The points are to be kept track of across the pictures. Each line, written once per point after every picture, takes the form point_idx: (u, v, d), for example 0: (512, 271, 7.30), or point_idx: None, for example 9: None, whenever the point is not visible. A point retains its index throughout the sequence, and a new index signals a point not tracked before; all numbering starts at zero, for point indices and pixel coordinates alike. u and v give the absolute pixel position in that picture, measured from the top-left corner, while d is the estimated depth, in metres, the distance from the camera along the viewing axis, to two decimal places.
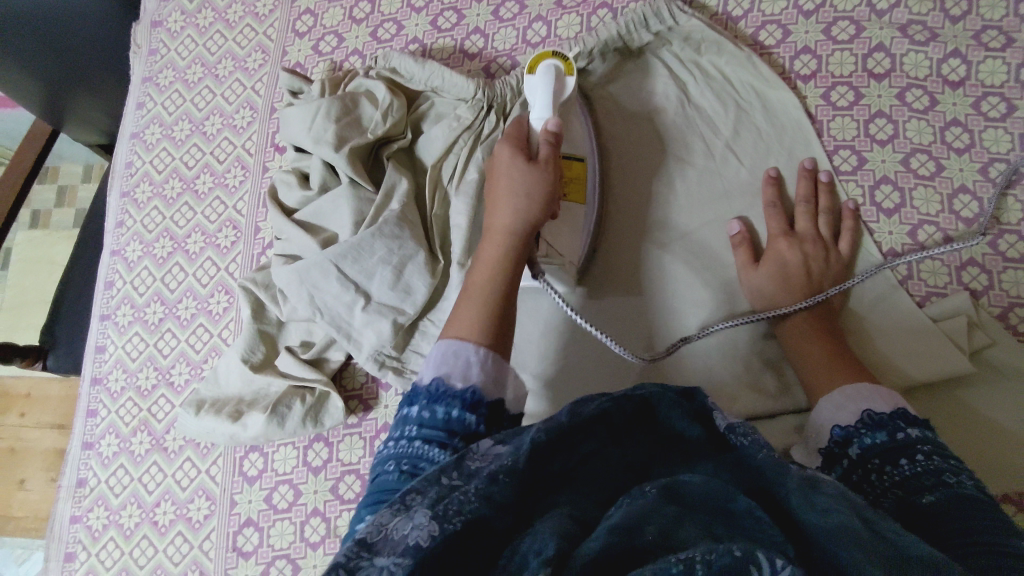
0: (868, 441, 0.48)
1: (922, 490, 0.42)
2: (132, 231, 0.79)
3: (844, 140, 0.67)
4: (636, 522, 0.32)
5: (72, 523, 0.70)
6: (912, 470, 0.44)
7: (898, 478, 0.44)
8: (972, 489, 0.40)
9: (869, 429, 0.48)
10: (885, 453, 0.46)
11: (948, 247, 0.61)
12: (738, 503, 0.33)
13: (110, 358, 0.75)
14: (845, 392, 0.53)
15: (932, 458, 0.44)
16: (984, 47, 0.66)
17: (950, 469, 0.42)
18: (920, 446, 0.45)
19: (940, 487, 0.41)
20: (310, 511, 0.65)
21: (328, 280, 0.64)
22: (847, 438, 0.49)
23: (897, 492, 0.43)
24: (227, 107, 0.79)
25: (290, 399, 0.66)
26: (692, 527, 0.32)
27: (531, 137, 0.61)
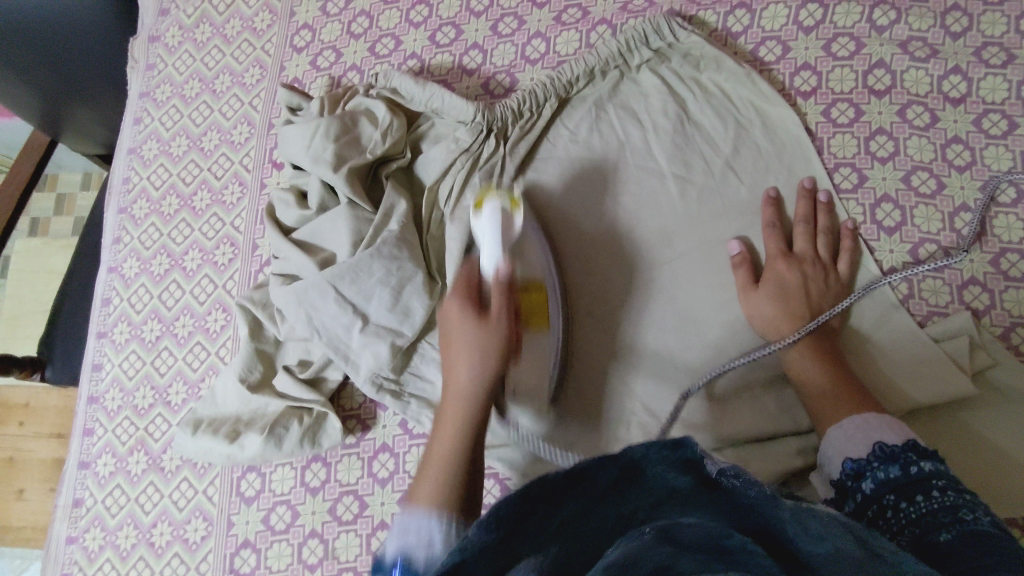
0: (882, 475, 0.47)
1: (940, 528, 0.42)
2: (130, 248, 0.78)
3: (845, 158, 0.66)
4: (634, 561, 0.31)
5: (68, 543, 0.70)
6: (928, 506, 0.44)
7: (913, 515, 0.44)
8: (989, 525, 0.41)
9: (882, 462, 0.48)
10: (899, 488, 0.46)
11: (944, 263, 0.61)
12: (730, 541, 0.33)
13: (107, 376, 0.74)
14: (849, 425, 0.53)
15: (948, 493, 0.44)
16: (985, 64, 0.66)
17: (966, 504, 0.43)
18: (935, 481, 0.45)
19: (956, 524, 0.41)
20: (309, 532, 0.65)
21: (326, 301, 0.63)
22: (859, 471, 0.49)
23: (914, 530, 0.43)
24: (224, 123, 0.79)
25: (288, 419, 0.66)
26: (687, 560, 0.31)
27: (484, 196, 0.59)
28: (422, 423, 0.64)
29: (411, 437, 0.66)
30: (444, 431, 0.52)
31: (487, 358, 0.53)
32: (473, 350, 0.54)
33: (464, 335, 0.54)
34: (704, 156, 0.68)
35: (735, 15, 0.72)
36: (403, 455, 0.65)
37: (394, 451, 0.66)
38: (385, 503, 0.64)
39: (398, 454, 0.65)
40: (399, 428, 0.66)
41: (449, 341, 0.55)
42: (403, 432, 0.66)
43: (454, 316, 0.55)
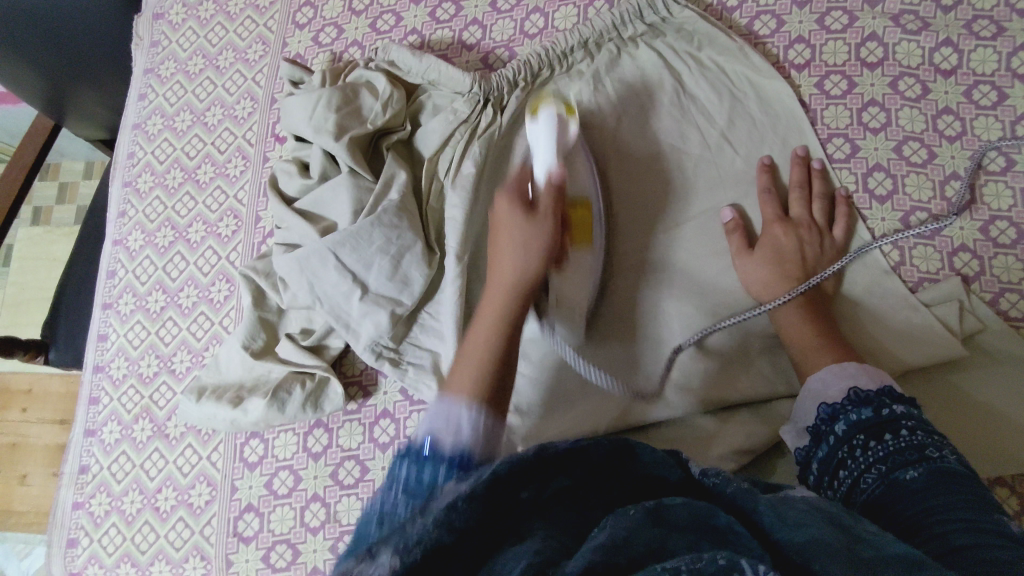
0: (853, 418, 0.48)
1: (906, 466, 0.43)
2: (134, 221, 0.79)
3: (838, 129, 0.68)
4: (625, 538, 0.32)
5: (75, 509, 0.71)
6: (895, 445, 0.45)
7: (881, 454, 0.45)
8: (954, 464, 0.42)
9: (854, 406, 0.49)
10: (868, 429, 0.47)
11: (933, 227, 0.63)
12: (719, 520, 0.35)
13: (112, 346, 0.75)
14: (834, 369, 0.54)
15: (916, 432, 0.45)
16: (976, 36, 0.67)
17: (933, 443, 0.44)
18: (904, 422, 0.46)
19: (923, 462, 0.43)
20: (311, 496, 0.66)
21: (327, 268, 0.65)
22: (834, 415, 0.50)
23: (880, 468, 0.44)
24: (228, 98, 0.80)
25: (290, 385, 0.67)
26: (676, 542, 0.33)
27: (539, 103, 0.63)
28: (420, 390, 0.66)
29: (411, 403, 0.67)
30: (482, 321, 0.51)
31: (531, 247, 0.55)
32: (515, 226, 0.56)
33: (512, 228, 0.56)
34: (702, 129, 0.69)
35: None
36: (403, 420, 0.67)
37: (395, 416, 0.67)
38: (386, 467, 0.65)
39: (399, 420, 0.67)
40: (400, 394, 0.68)
41: (497, 241, 0.57)
42: (403, 398, 0.67)
43: (504, 218, 0.57)
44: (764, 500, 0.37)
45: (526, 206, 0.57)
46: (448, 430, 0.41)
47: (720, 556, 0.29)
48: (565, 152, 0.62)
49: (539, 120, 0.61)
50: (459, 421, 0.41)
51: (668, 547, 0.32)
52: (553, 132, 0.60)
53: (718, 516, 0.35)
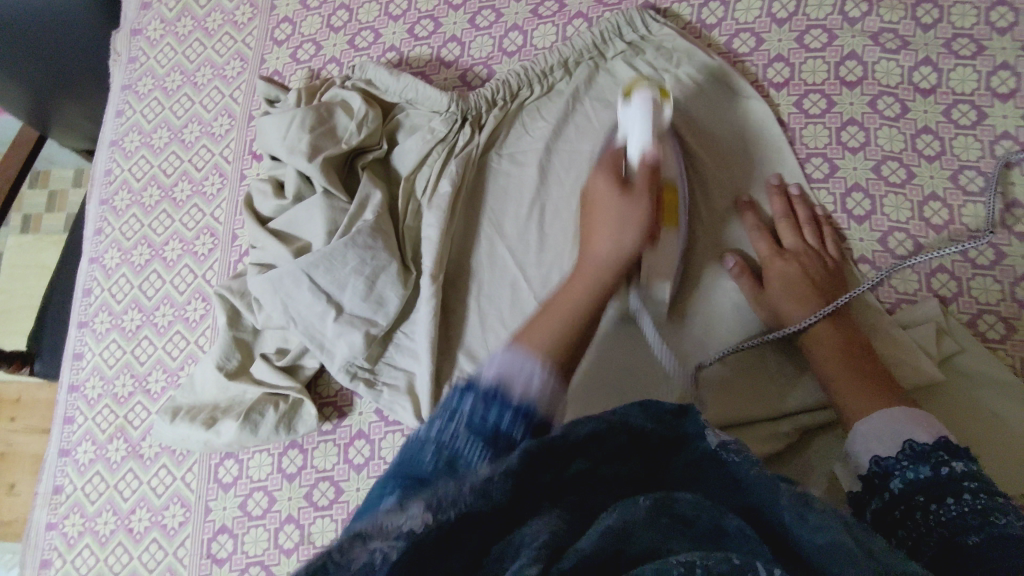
0: (911, 475, 0.48)
1: (968, 531, 0.42)
2: (111, 238, 0.79)
3: (817, 148, 0.67)
4: (632, 528, 0.34)
5: (48, 529, 0.71)
6: (960, 509, 0.44)
7: (956, 513, 0.44)
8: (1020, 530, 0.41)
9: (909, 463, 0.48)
10: (928, 490, 0.46)
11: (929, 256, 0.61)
12: (729, 524, 0.35)
13: (88, 364, 0.75)
14: (882, 416, 0.52)
15: (979, 496, 0.44)
16: (955, 55, 0.66)
17: (997, 508, 0.43)
18: (968, 484, 0.45)
19: (986, 528, 0.42)
20: (285, 518, 0.65)
21: (300, 289, 0.64)
22: (886, 471, 0.49)
23: (942, 532, 0.43)
24: (205, 115, 0.80)
25: (264, 406, 0.66)
26: (678, 542, 0.34)
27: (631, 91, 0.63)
28: (395, 411, 0.65)
29: (387, 424, 0.67)
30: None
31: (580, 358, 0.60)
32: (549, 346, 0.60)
33: (610, 210, 0.58)
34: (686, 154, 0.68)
35: (710, 8, 0.73)
36: (378, 441, 0.66)
37: (370, 437, 0.66)
38: (360, 488, 0.65)
39: (374, 441, 0.66)
40: (375, 415, 0.67)
41: (594, 208, 0.60)
42: (379, 419, 0.67)
43: (600, 194, 0.59)
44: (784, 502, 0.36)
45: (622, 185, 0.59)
46: (520, 376, 0.43)
47: (732, 557, 0.31)
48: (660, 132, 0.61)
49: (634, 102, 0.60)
50: (530, 376, 0.43)
51: (670, 544, 0.34)
52: (646, 111, 0.60)
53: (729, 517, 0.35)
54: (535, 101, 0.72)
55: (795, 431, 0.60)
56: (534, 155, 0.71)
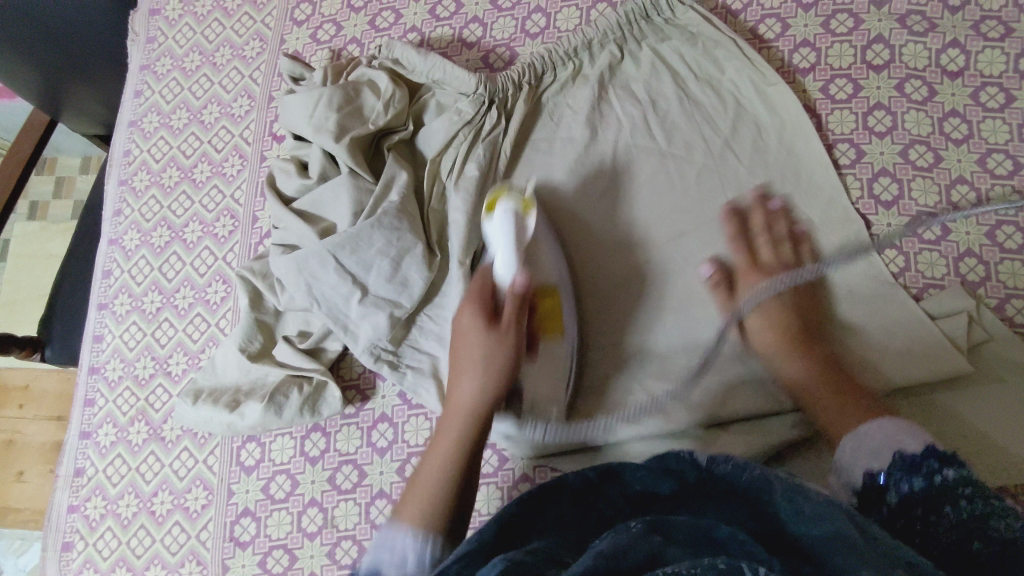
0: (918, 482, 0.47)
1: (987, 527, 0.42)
2: (130, 220, 0.78)
3: (843, 134, 0.67)
4: (622, 548, 0.34)
5: (70, 512, 0.70)
6: (970, 510, 0.43)
7: (944, 532, 0.44)
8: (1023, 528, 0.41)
9: (910, 473, 0.48)
10: (927, 501, 0.46)
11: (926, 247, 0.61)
12: (721, 531, 0.36)
13: (108, 347, 0.75)
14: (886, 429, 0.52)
15: (976, 501, 0.44)
16: (984, 37, 0.66)
17: (998, 511, 0.43)
18: (962, 490, 0.44)
19: (989, 536, 0.41)
20: (308, 501, 0.65)
21: (326, 270, 0.64)
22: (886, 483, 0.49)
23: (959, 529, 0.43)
24: (225, 96, 0.79)
25: (287, 388, 0.66)
26: (676, 550, 0.35)
27: (496, 197, 0.61)
28: (420, 395, 0.64)
29: (410, 407, 0.66)
30: (442, 436, 0.56)
31: (492, 367, 0.57)
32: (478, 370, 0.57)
33: (473, 334, 0.58)
34: (744, 161, 0.67)
35: None
36: (402, 425, 0.66)
37: (393, 420, 0.66)
38: (384, 471, 0.64)
39: (397, 424, 0.66)
40: (398, 398, 0.67)
41: (457, 342, 0.60)
42: (402, 402, 0.67)
43: (463, 329, 0.59)
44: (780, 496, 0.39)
45: (488, 317, 0.59)
46: None
47: (719, 561, 0.31)
48: (526, 246, 0.60)
49: (494, 215, 0.59)
50: None
51: (667, 555, 0.34)
52: (510, 231, 0.58)
53: (722, 528, 0.37)
54: (570, 81, 0.72)
55: None
56: (557, 143, 0.71)
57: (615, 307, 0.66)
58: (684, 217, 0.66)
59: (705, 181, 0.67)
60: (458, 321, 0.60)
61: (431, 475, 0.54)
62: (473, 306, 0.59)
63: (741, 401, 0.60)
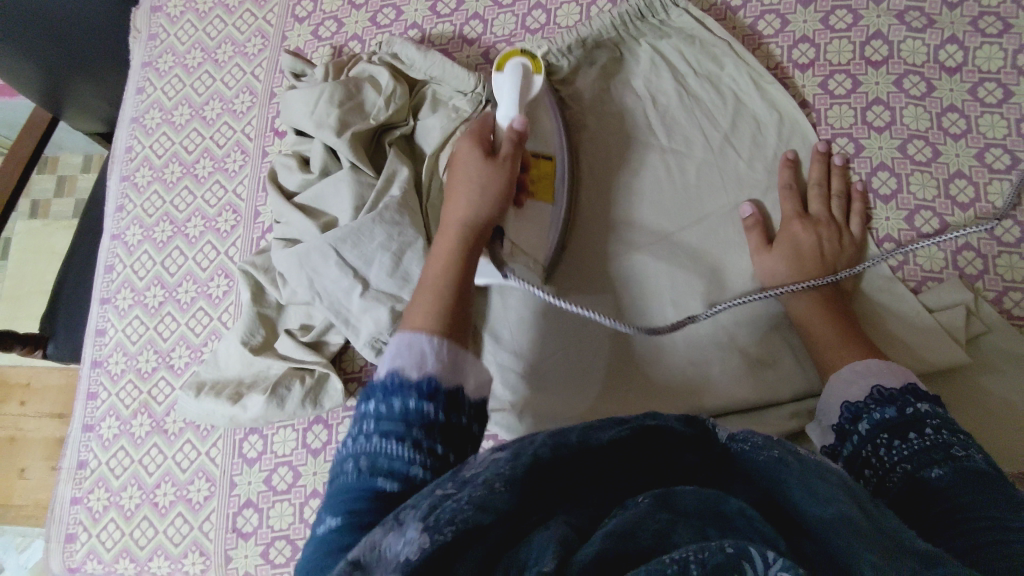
0: (877, 417, 0.48)
1: (931, 465, 0.42)
2: (132, 215, 0.79)
3: (842, 128, 0.67)
4: (631, 527, 0.32)
5: (73, 504, 0.71)
6: (920, 444, 0.44)
7: (905, 453, 0.44)
8: (982, 463, 0.41)
9: (879, 405, 0.48)
10: (893, 427, 0.46)
11: (965, 233, 0.61)
12: (729, 505, 0.34)
13: (111, 341, 0.75)
14: (858, 366, 0.53)
15: (940, 432, 0.44)
16: (981, 33, 0.66)
17: (958, 442, 0.43)
18: (928, 421, 0.45)
19: (949, 461, 0.42)
20: (310, 492, 0.66)
21: (327, 263, 0.64)
22: (856, 414, 0.49)
23: (906, 467, 0.43)
24: (227, 92, 0.80)
25: (289, 381, 0.66)
26: (684, 530, 0.32)
27: (508, 56, 0.64)
28: None
29: None
30: (436, 261, 0.54)
31: (487, 189, 0.57)
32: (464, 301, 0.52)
33: (469, 165, 0.58)
34: (745, 157, 0.67)
35: None
36: None
37: None
38: None
39: None
40: None
41: (453, 175, 0.59)
42: None
43: (462, 154, 0.59)
44: (793, 478, 0.36)
45: (485, 149, 0.59)
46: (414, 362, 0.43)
47: (727, 545, 0.29)
48: (529, 100, 0.63)
49: (504, 69, 0.63)
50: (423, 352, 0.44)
51: (677, 536, 0.32)
52: (517, 82, 0.62)
53: (729, 502, 0.34)
54: (566, 76, 0.72)
55: (820, 409, 0.60)
56: None
57: (617, 305, 0.66)
58: (684, 214, 0.67)
59: (703, 179, 0.67)
60: (457, 153, 0.60)
61: (431, 287, 0.52)
62: (473, 143, 0.59)
63: (740, 394, 0.61)
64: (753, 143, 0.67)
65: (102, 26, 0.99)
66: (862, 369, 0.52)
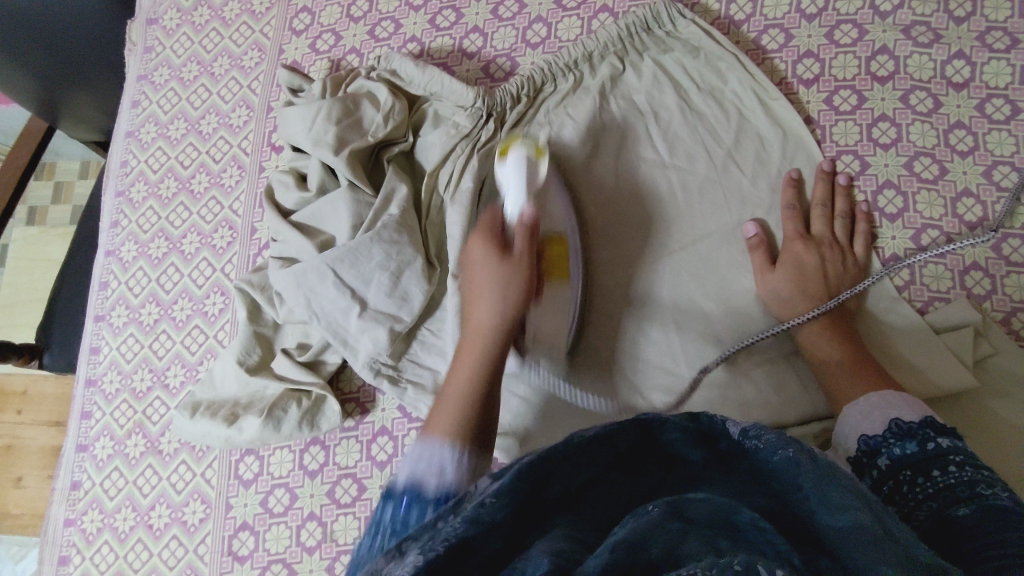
0: (899, 451, 0.46)
1: (956, 503, 0.41)
2: (128, 231, 0.78)
3: (847, 145, 0.66)
4: (642, 539, 0.31)
5: (67, 525, 0.70)
6: (943, 481, 0.43)
7: (929, 491, 0.43)
8: (1008, 500, 0.40)
9: (900, 438, 0.47)
10: (916, 464, 0.45)
11: (955, 246, 0.61)
12: (743, 516, 0.33)
13: (105, 359, 0.74)
14: (868, 401, 0.52)
15: (965, 469, 0.43)
16: (989, 48, 0.65)
17: (984, 480, 0.42)
18: (953, 457, 0.44)
19: (975, 499, 0.41)
20: (307, 515, 0.65)
21: (325, 284, 0.63)
22: (874, 448, 0.48)
23: (931, 505, 0.42)
24: (223, 106, 0.78)
25: (286, 402, 0.65)
26: (695, 540, 0.31)
27: (508, 145, 0.61)
28: (419, 410, 0.64)
29: (410, 421, 0.66)
30: (461, 361, 0.52)
31: (510, 298, 0.53)
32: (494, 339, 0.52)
33: (485, 272, 0.54)
34: (747, 175, 0.66)
35: (738, 3, 0.72)
36: (401, 438, 0.65)
37: (393, 433, 0.65)
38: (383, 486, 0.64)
39: (397, 437, 0.65)
40: (398, 411, 0.66)
41: (471, 281, 0.56)
42: (401, 416, 0.66)
43: (475, 258, 0.56)
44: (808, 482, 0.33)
45: (501, 245, 0.55)
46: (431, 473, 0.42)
47: (737, 561, 0.27)
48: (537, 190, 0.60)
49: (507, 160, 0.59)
50: (442, 467, 0.42)
51: (683, 547, 0.30)
52: (523, 172, 0.58)
53: (743, 512, 0.33)
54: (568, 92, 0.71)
55: (826, 433, 0.59)
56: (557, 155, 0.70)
57: (616, 327, 0.65)
58: (683, 233, 0.66)
59: (703, 198, 0.66)
60: (468, 253, 0.57)
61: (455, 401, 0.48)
62: (483, 246, 0.55)
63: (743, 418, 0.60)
64: (754, 161, 0.66)
65: (96, 37, 0.98)
66: (878, 400, 0.51)
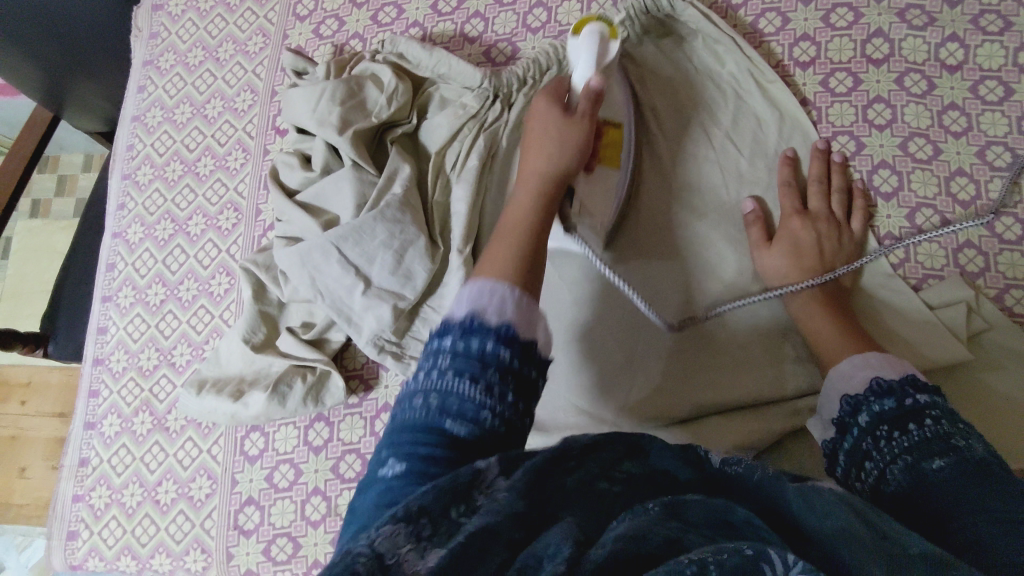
0: (877, 409, 0.47)
1: (933, 456, 0.43)
2: (134, 213, 0.79)
3: (843, 126, 0.67)
4: (643, 532, 0.31)
5: (75, 501, 0.71)
6: (922, 434, 0.44)
7: (906, 444, 0.44)
8: (980, 453, 0.42)
9: (879, 397, 0.48)
10: (893, 419, 0.46)
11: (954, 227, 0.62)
12: (736, 516, 0.33)
13: (112, 339, 0.75)
14: (865, 359, 0.52)
15: (940, 422, 0.44)
16: (982, 31, 0.66)
17: (958, 432, 0.43)
18: (929, 411, 0.45)
19: (951, 452, 0.42)
20: (311, 490, 0.66)
21: (329, 261, 0.64)
22: (856, 406, 0.49)
23: (906, 458, 0.44)
24: (228, 90, 0.80)
25: (291, 378, 0.66)
26: (696, 537, 0.31)
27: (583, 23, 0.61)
28: None
29: None
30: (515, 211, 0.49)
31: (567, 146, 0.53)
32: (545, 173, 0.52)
33: (547, 120, 0.54)
34: (745, 154, 0.67)
35: None
36: None
37: None
38: None
39: None
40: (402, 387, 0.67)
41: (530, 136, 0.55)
42: None
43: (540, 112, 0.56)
44: (794, 492, 0.35)
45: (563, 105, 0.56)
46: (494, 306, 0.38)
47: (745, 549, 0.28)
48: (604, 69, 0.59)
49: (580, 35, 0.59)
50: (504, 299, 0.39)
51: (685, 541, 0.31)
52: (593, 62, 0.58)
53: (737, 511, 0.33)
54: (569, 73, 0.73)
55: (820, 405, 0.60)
56: None
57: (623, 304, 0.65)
58: (686, 212, 0.67)
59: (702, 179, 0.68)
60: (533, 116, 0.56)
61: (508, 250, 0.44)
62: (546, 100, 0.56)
63: (741, 391, 0.61)
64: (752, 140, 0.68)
65: (102, 25, 0.99)
66: (861, 364, 0.52)
